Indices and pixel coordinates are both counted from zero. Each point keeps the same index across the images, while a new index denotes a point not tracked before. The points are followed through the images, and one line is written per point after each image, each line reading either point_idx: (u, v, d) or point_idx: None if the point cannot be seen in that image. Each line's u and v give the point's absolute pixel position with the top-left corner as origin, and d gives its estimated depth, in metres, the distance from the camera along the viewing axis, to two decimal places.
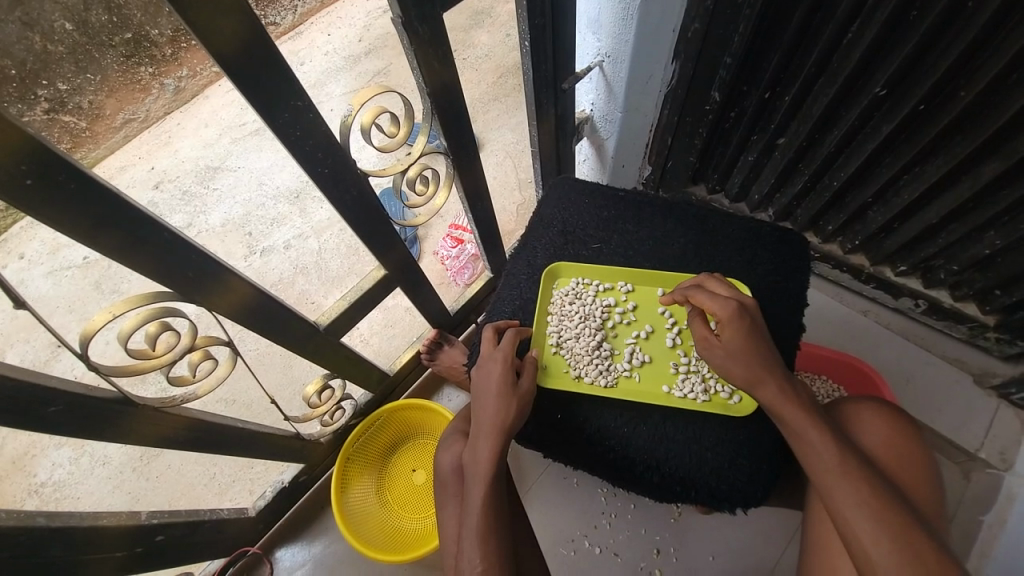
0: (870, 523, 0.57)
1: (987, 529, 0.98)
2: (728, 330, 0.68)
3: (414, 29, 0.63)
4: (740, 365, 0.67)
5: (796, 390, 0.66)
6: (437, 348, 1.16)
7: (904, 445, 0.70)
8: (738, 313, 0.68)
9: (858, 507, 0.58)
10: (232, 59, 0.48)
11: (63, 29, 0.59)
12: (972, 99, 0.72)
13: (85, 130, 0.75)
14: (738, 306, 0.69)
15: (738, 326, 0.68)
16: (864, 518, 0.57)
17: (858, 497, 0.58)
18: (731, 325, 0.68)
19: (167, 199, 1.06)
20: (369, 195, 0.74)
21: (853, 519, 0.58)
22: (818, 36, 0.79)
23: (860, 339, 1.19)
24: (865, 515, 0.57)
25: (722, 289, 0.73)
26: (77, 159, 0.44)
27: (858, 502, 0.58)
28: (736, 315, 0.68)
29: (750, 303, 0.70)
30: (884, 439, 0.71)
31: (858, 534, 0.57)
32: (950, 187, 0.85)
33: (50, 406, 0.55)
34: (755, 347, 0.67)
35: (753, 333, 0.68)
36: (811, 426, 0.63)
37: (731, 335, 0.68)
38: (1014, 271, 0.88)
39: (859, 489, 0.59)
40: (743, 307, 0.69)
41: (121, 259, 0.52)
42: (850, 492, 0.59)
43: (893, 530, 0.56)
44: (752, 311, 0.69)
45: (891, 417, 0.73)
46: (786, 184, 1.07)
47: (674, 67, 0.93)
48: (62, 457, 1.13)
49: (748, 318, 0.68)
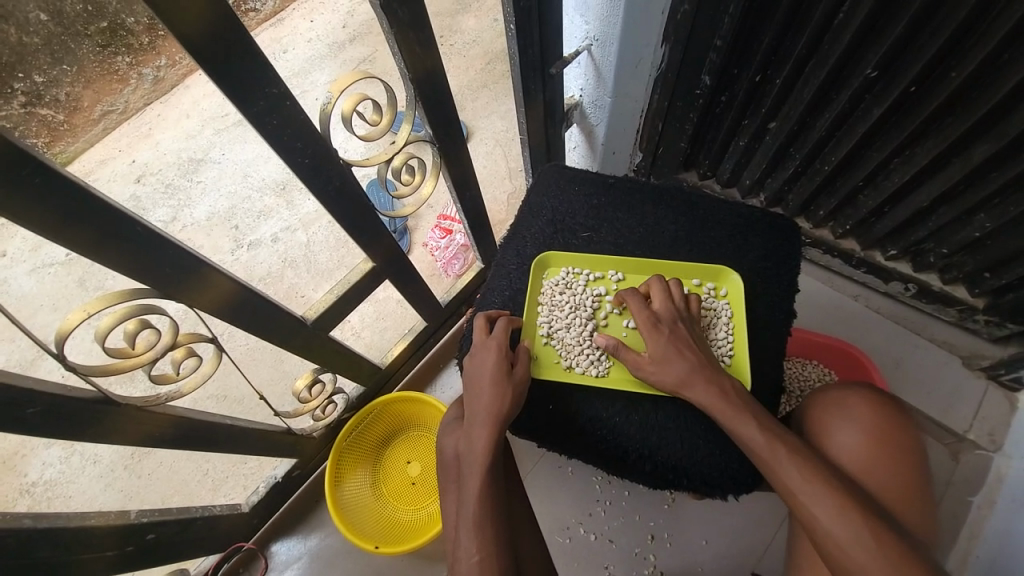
0: (820, 509, 0.56)
1: (977, 508, 0.99)
2: (651, 343, 0.72)
3: (393, 12, 0.60)
4: (671, 374, 0.69)
5: (728, 389, 0.67)
6: None
7: (884, 435, 0.70)
8: (656, 326, 0.72)
9: (804, 495, 0.57)
10: (199, 44, 0.46)
11: (38, 21, 0.59)
12: (963, 80, 0.71)
13: (63, 123, 0.72)
14: (654, 321, 0.72)
15: (659, 339, 0.71)
16: (815, 506, 0.57)
17: (807, 483, 0.58)
18: (650, 338, 0.72)
19: (149, 193, 1.03)
20: (351, 187, 0.72)
21: (804, 506, 0.57)
22: (809, 17, 0.78)
23: (850, 324, 1.19)
24: (814, 503, 0.57)
25: (659, 300, 0.75)
26: (42, 152, 0.42)
27: (807, 490, 0.58)
28: (655, 327, 0.72)
29: (673, 316, 0.74)
30: (864, 429, 0.71)
31: (812, 524, 0.56)
32: (941, 169, 0.85)
33: (28, 407, 0.53)
34: (681, 354, 0.70)
35: (676, 343, 0.71)
36: (746, 420, 0.63)
37: (654, 348, 0.71)
38: (1003, 252, 0.88)
39: (807, 477, 0.58)
40: (660, 321, 0.73)
41: (94, 255, 0.50)
42: (797, 480, 0.58)
43: (841, 514, 0.56)
44: (672, 323, 0.73)
45: (875, 407, 0.73)
46: (777, 169, 1.06)
47: (664, 50, 0.91)
48: (52, 457, 1.09)
49: (668, 330, 0.72)
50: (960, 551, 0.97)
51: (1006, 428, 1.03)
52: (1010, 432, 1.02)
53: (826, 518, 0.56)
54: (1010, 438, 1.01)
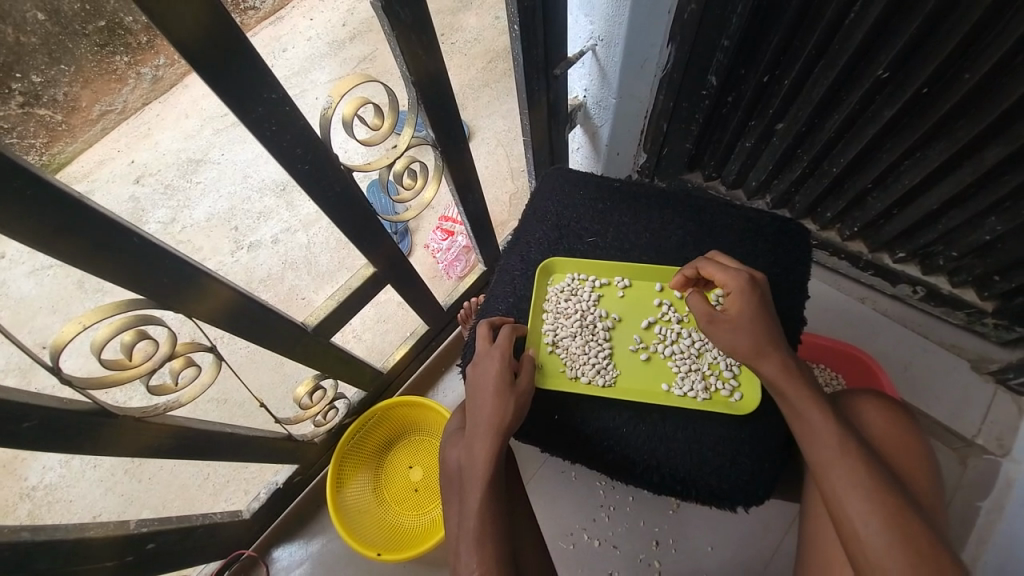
0: (862, 501, 0.56)
1: (985, 514, 0.98)
2: (738, 303, 0.68)
3: (394, 13, 0.59)
4: (752, 336, 0.66)
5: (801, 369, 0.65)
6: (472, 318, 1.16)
7: (901, 439, 0.69)
8: (749, 285, 0.68)
9: (848, 486, 0.57)
10: (194, 49, 0.45)
11: (35, 21, 0.57)
12: (977, 82, 0.70)
13: (60, 124, 0.73)
14: (748, 279, 0.68)
15: (748, 300, 0.67)
16: (855, 499, 0.56)
17: (856, 478, 0.57)
18: (740, 297, 0.68)
19: (148, 193, 1.07)
20: (352, 192, 0.70)
21: (846, 499, 0.57)
22: (820, 16, 0.76)
23: (857, 327, 1.18)
24: (856, 497, 0.56)
25: (733, 262, 0.72)
26: (34, 164, 0.41)
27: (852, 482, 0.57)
28: (747, 287, 0.68)
29: (758, 277, 0.70)
30: (883, 430, 0.70)
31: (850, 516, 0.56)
32: (951, 172, 0.83)
33: (24, 421, 0.52)
34: (765, 319, 0.67)
35: (763, 307, 0.67)
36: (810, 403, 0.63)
37: (743, 308, 0.67)
38: (1014, 256, 0.87)
39: (853, 469, 0.58)
40: (753, 281, 0.69)
41: (90, 268, 0.49)
42: (843, 472, 0.58)
43: (880, 507, 0.55)
44: (760, 286, 0.69)
45: (892, 410, 0.72)
46: (784, 170, 1.05)
47: (670, 50, 0.89)
48: (52, 460, 1.10)
49: (759, 292, 0.68)
50: (967, 557, 0.96)
51: (1014, 433, 1.02)
52: (1019, 438, 1.00)
53: (863, 511, 0.55)
54: (1018, 443, 1.00)
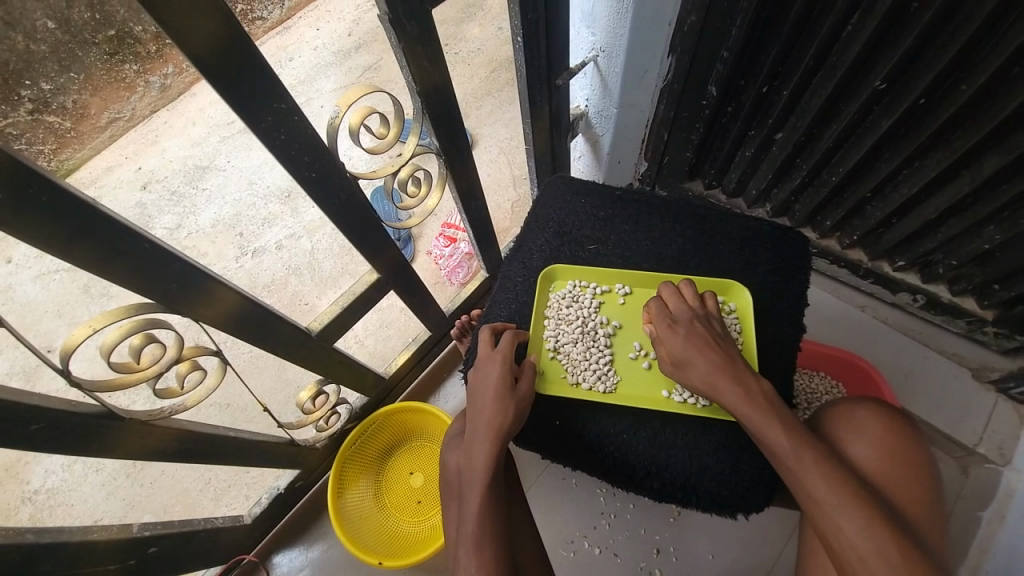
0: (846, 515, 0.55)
1: (987, 524, 0.98)
2: (670, 344, 0.73)
3: (402, 26, 0.60)
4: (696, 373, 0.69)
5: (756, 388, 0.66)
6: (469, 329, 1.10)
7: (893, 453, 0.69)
8: (676, 326, 0.73)
9: (829, 502, 0.56)
10: (208, 61, 0.46)
11: (45, 28, 0.58)
12: (973, 93, 0.71)
13: (69, 131, 0.79)
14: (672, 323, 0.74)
15: (680, 339, 0.72)
16: (843, 517, 0.55)
17: (834, 492, 0.57)
18: (669, 339, 0.73)
19: (155, 199, 1.08)
20: (358, 199, 0.72)
21: (828, 515, 0.56)
22: (818, 29, 0.77)
23: (857, 335, 1.18)
24: (839, 513, 0.56)
25: (672, 301, 0.77)
26: (50, 170, 0.42)
27: (831, 497, 0.56)
28: (672, 329, 0.73)
29: (688, 313, 0.74)
30: (872, 443, 0.70)
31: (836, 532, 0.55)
32: (949, 183, 0.84)
33: (32, 423, 0.53)
34: (704, 351, 0.70)
35: (694, 342, 0.71)
36: (774, 422, 0.62)
37: (674, 348, 0.72)
38: (1012, 265, 0.88)
39: (837, 489, 0.57)
40: (682, 320, 0.73)
41: (103, 272, 0.51)
42: (821, 488, 0.57)
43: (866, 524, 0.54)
44: (690, 321, 0.73)
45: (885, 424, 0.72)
46: (784, 180, 1.06)
47: (671, 61, 0.91)
48: (55, 464, 1.11)
49: (686, 329, 0.72)
50: (969, 568, 0.95)
51: (1016, 442, 1.02)
52: (1020, 447, 1.00)
53: (848, 529, 0.55)
54: (1020, 452, 1.00)
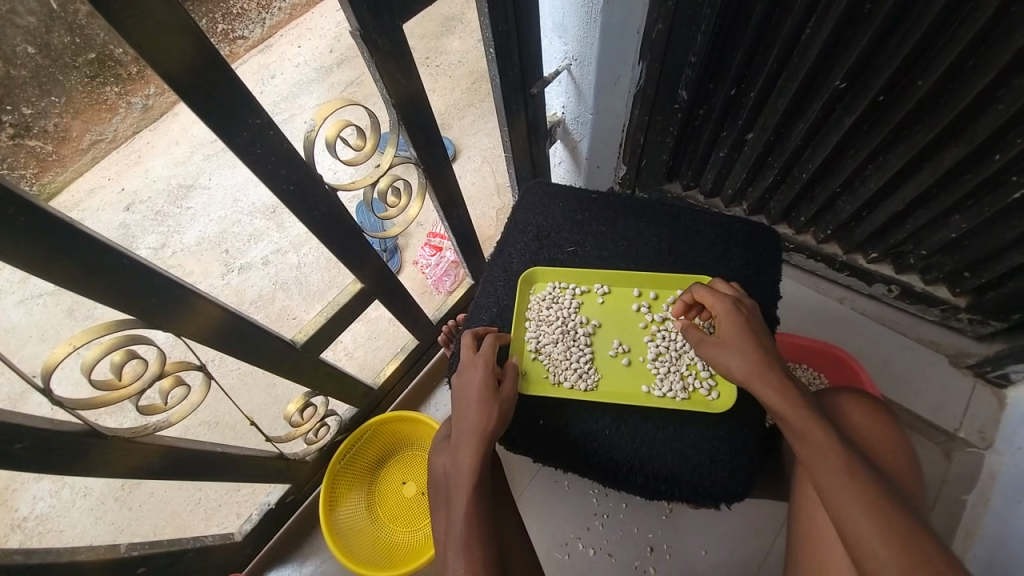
0: (861, 504, 0.55)
1: (972, 507, 1.00)
2: (726, 324, 0.71)
3: (373, 42, 0.62)
4: (750, 355, 0.67)
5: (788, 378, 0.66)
6: (456, 333, 1.13)
7: (890, 447, 0.70)
8: (731, 310, 0.71)
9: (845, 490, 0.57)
10: (182, 80, 0.47)
11: (24, 53, 0.61)
12: (928, 89, 0.74)
13: (52, 154, 0.74)
14: (734, 301, 0.72)
15: (733, 323, 0.70)
16: (843, 484, 0.57)
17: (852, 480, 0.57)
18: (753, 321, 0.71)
19: (139, 220, 1.05)
20: (338, 210, 0.73)
21: (844, 503, 0.56)
22: (778, 33, 0.80)
23: (837, 326, 1.21)
24: (851, 500, 0.56)
25: (725, 288, 0.76)
26: (26, 192, 0.43)
27: (852, 485, 0.57)
28: (733, 309, 0.71)
29: (747, 301, 0.74)
30: (868, 432, 0.71)
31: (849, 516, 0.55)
32: (914, 174, 0.87)
33: (15, 443, 0.53)
34: (757, 337, 0.69)
35: (753, 323, 0.71)
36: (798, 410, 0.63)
37: (731, 329, 0.70)
38: (979, 252, 0.90)
39: (848, 474, 0.58)
40: (740, 304, 0.72)
41: (81, 289, 0.51)
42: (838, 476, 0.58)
43: (869, 504, 0.55)
44: (751, 309, 0.73)
45: (874, 413, 0.73)
46: (757, 178, 1.08)
47: (641, 68, 0.94)
48: (43, 490, 1.09)
49: (747, 313, 0.71)
50: (957, 552, 0.97)
51: (997, 425, 1.04)
52: (1000, 429, 1.02)
53: (853, 513, 0.55)
54: (1000, 435, 1.02)
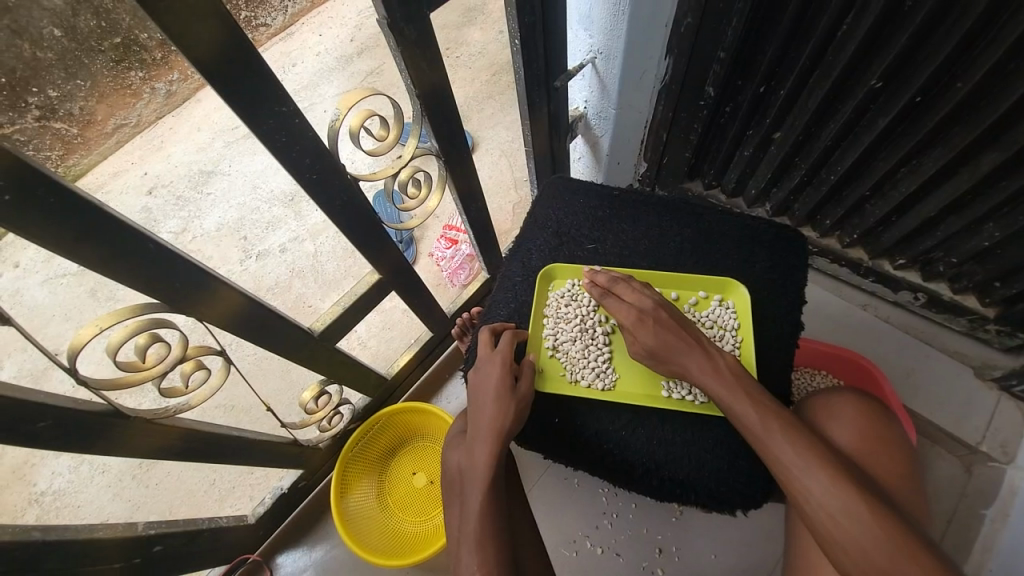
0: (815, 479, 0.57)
1: (991, 523, 0.98)
2: (640, 335, 0.72)
3: (400, 30, 0.61)
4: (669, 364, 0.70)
5: (725, 370, 0.68)
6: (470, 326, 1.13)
7: (871, 431, 0.70)
8: (641, 320, 0.72)
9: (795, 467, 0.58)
10: (210, 65, 0.47)
11: (52, 36, 0.58)
12: (969, 91, 0.71)
13: (77, 137, 0.75)
14: (636, 312, 0.72)
15: (646, 329, 0.72)
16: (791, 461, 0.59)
17: (799, 457, 0.59)
18: (645, 334, 0.71)
19: (161, 205, 1.08)
20: (359, 200, 0.73)
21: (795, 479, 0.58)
22: (813, 28, 0.78)
23: (860, 334, 1.18)
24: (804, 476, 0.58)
25: (631, 292, 0.75)
26: (56, 172, 0.43)
27: (799, 462, 0.58)
28: (637, 320, 0.72)
29: (652, 302, 0.73)
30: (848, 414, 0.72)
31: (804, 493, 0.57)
32: (947, 179, 0.84)
33: (39, 421, 0.54)
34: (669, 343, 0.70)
35: (661, 332, 0.71)
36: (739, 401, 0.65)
37: (645, 340, 0.71)
38: (1013, 262, 0.87)
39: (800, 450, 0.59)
40: (643, 312, 0.73)
41: (107, 271, 0.51)
42: (786, 454, 0.59)
43: (827, 483, 0.57)
44: (653, 312, 0.72)
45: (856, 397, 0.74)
46: (783, 178, 1.06)
47: (668, 63, 0.92)
48: (62, 466, 1.12)
49: (653, 319, 0.72)
50: (973, 567, 0.95)
51: (1020, 440, 1.01)
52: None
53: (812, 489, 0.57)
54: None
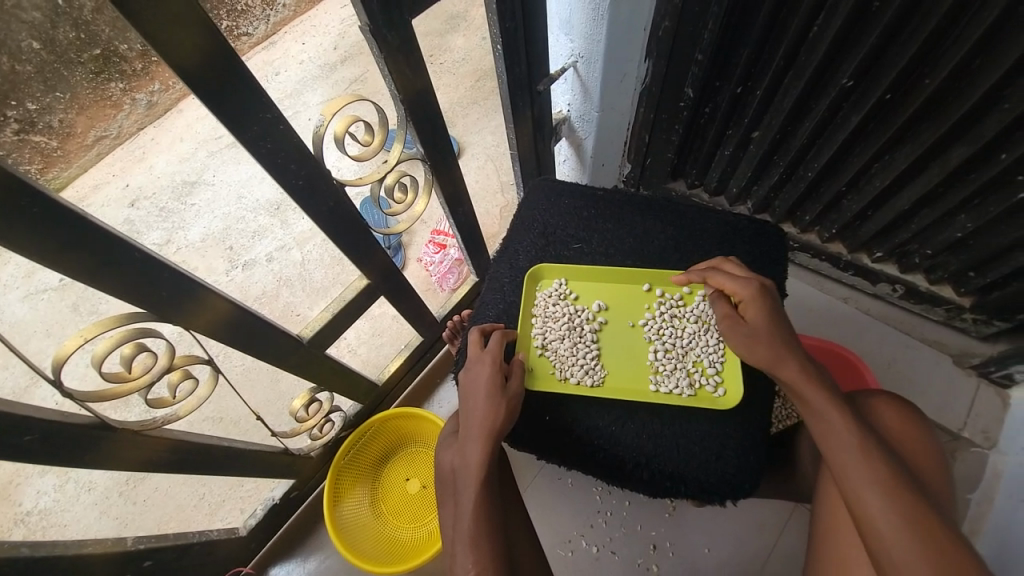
0: (885, 491, 0.55)
1: (974, 506, 1.00)
2: (750, 310, 0.71)
3: (382, 37, 0.62)
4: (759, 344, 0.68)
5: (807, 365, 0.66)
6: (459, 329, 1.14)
7: (919, 445, 0.68)
8: (753, 296, 0.71)
9: (864, 476, 0.56)
10: (193, 73, 0.47)
11: (30, 48, 0.58)
12: (936, 87, 0.74)
13: (58, 150, 0.71)
14: (756, 290, 0.72)
15: (754, 306, 0.71)
16: (861, 472, 0.57)
17: (869, 465, 0.57)
18: (751, 309, 0.71)
19: (143, 216, 1.02)
20: (346, 205, 0.73)
21: (861, 488, 0.56)
22: (786, 29, 0.80)
23: (842, 326, 1.21)
24: (872, 488, 0.55)
25: (739, 272, 0.75)
26: (37, 181, 0.43)
27: (867, 470, 0.56)
28: (754, 298, 0.71)
29: (769, 286, 0.73)
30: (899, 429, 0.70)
31: (869, 503, 0.55)
32: (919, 174, 0.87)
33: (24, 435, 0.53)
34: (767, 323, 0.69)
35: (771, 311, 0.70)
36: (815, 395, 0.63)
37: (752, 315, 0.70)
38: (985, 252, 0.90)
39: (870, 460, 0.57)
40: (762, 290, 0.72)
41: (91, 281, 0.51)
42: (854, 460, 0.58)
43: (892, 496, 0.54)
44: (756, 291, 0.72)
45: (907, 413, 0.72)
46: (763, 176, 1.08)
47: (647, 65, 0.94)
48: (46, 484, 1.08)
49: (767, 299, 0.71)
50: None
51: (1000, 425, 1.05)
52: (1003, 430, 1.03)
53: (877, 501, 0.55)
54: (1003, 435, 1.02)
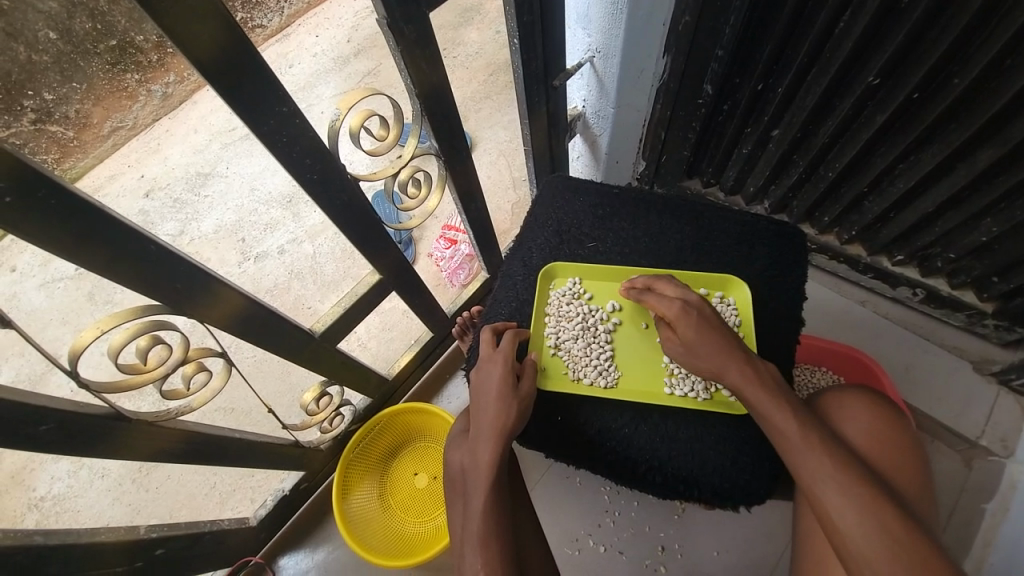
0: (844, 494, 0.55)
1: (990, 517, 0.98)
2: (683, 327, 0.71)
3: (399, 30, 0.61)
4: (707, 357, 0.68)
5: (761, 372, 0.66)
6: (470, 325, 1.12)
7: (884, 436, 0.69)
8: (684, 311, 0.71)
9: (824, 479, 0.57)
10: (210, 66, 0.47)
11: (47, 39, 0.57)
12: (966, 87, 0.71)
13: (74, 139, 0.72)
14: (682, 305, 0.72)
15: (689, 320, 0.70)
16: (820, 475, 0.57)
17: (829, 469, 0.57)
18: (685, 325, 0.70)
19: (157, 207, 1.05)
20: (360, 200, 0.73)
21: (821, 491, 0.56)
22: (811, 25, 0.78)
23: (860, 330, 1.18)
24: (831, 489, 0.56)
25: (671, 289, 0.75)
26: (56, 174, 0.43)
27: (826, 473, 0.57)
28: (683, 313, 0.71)
29: (695, 298, 0.73)
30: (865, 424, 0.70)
31: (832, 507, 0.55)
32: (944, 176, 0.85)
33: (40, 424, 0.53)
34: (707, 336, 0.69)
35: (705, 326, 0.70)
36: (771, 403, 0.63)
37: (687, 331, 0.70)
38: (1010, 257, 0.88)
39: (828, 462, 0.57)
40: (687, 305, 0.72)
41: (108, 273, 0.51)
42: (815, 464, 0.58)
43: (848, 495, 0.55)
44: (693, 306, 0.72)
45: (873, 406, 0.72)
46: (781, 175, 1.06)
47: (666, 61, 0.92)
48: (60, 470, 1.11)
49: (697, 313, 0.71)
50: (973, 560, 0.96)
51: (1019, 434, 1.02)
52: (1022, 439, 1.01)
53: (840, 503, 0.55)
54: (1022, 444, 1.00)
